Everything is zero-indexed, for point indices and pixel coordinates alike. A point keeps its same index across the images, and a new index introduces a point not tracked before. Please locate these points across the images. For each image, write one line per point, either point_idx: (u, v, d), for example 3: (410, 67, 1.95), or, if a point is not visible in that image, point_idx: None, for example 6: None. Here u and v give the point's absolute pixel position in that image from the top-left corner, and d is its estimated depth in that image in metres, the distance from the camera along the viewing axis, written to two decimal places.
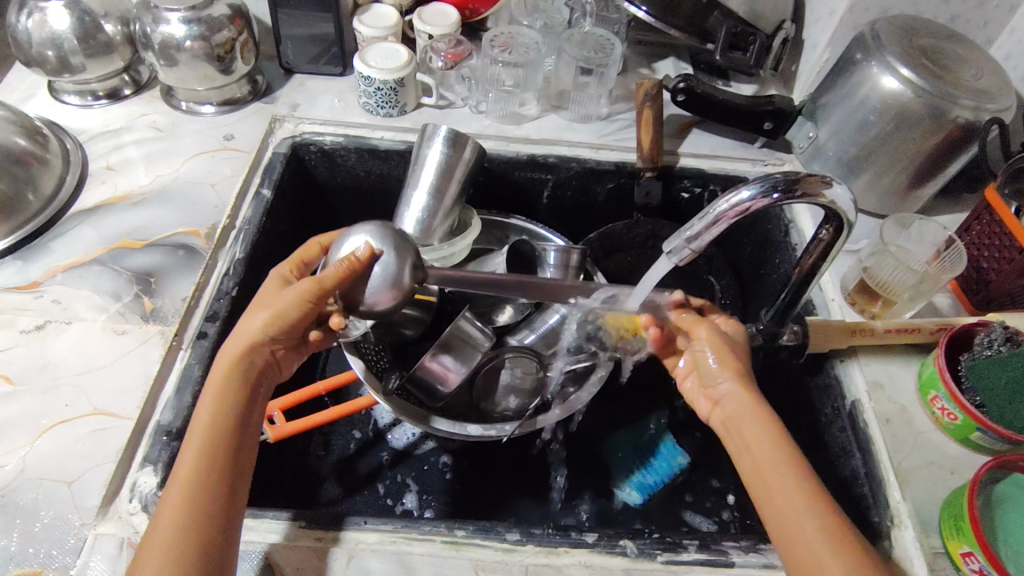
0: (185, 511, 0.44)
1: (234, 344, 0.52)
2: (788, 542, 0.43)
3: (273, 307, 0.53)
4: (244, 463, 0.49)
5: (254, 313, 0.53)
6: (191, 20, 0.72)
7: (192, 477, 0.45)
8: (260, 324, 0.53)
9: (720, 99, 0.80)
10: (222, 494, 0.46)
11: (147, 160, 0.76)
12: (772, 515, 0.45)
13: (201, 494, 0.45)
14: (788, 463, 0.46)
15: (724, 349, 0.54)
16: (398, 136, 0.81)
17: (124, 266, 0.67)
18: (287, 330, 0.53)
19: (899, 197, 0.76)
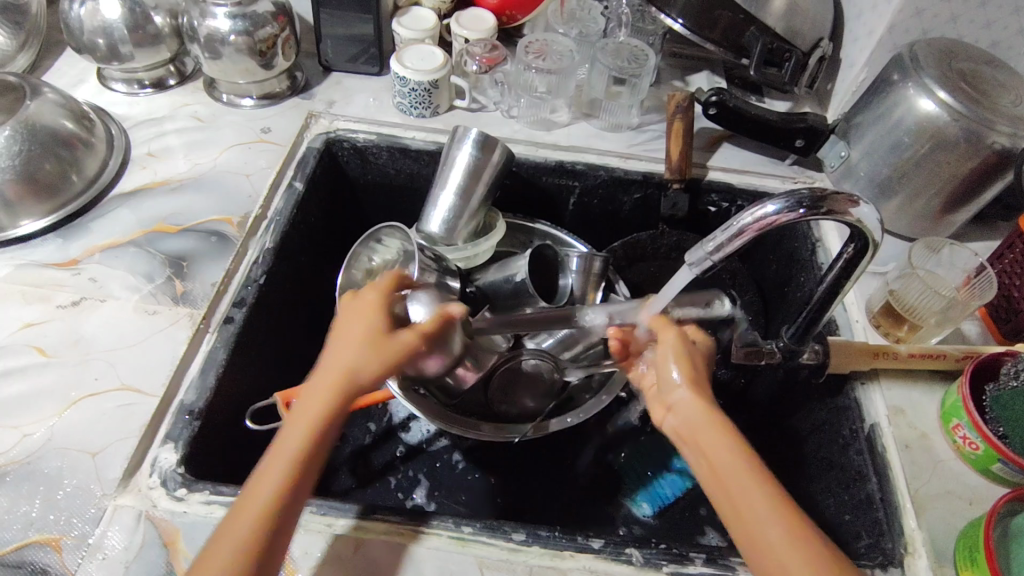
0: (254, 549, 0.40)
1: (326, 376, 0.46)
2: (761, 564, 0.40)
3: (385, 356, 0.47)
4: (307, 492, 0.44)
5: (354, 347, 0.47)
6: (236, 15, 0.74)
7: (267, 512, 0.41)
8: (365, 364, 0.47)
9: (752, 114, 0.79)
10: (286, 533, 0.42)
11: (187, 148, 0.78)
12: (745, 539, 0.41)
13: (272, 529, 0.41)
14: (755, 481, 0.42)
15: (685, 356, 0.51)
16: (430, 136, 0.82)
17: (158, 249, 0.69)
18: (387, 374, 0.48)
19: (931, 221, 0.75)
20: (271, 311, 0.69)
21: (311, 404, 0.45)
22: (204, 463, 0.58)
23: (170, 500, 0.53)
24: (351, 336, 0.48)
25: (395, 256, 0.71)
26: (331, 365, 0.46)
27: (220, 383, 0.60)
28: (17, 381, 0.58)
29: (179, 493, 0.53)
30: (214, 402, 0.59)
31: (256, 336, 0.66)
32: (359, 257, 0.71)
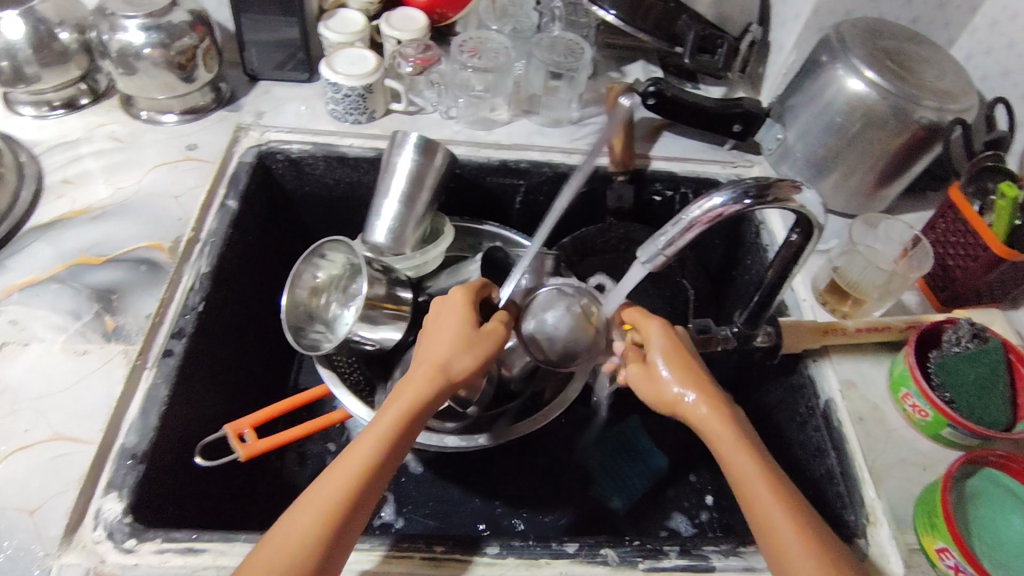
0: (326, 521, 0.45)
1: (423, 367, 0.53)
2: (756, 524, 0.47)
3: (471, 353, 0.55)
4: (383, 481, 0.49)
5: (447, 344, 0.55)
6: (150, 27, 0.70)
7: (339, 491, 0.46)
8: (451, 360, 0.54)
9: (689, 102, 0.80)
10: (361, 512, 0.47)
11: (107, 171, 0.74)
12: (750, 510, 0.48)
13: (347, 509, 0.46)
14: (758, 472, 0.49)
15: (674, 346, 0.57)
16: (367, 143, 0.79)
17: (84, 283, 0.64)
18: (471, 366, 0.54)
19: (868, 196, 0.77)
20: (214, 339, 0.66)
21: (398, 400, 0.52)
22: (153, 508, 0.55)
23: (119, 553, 0.50)
24: (452, 332, 0.55)
25: (342, 270, 0.70)
26: (431, 359, 0.54)
27: (163, 422, 0.57)
28: None
29: (128, 544, 0.50)
30: (159, 442, 0.56)
31: (199, 367, 0.63)
32: (303, 276, 0.68)
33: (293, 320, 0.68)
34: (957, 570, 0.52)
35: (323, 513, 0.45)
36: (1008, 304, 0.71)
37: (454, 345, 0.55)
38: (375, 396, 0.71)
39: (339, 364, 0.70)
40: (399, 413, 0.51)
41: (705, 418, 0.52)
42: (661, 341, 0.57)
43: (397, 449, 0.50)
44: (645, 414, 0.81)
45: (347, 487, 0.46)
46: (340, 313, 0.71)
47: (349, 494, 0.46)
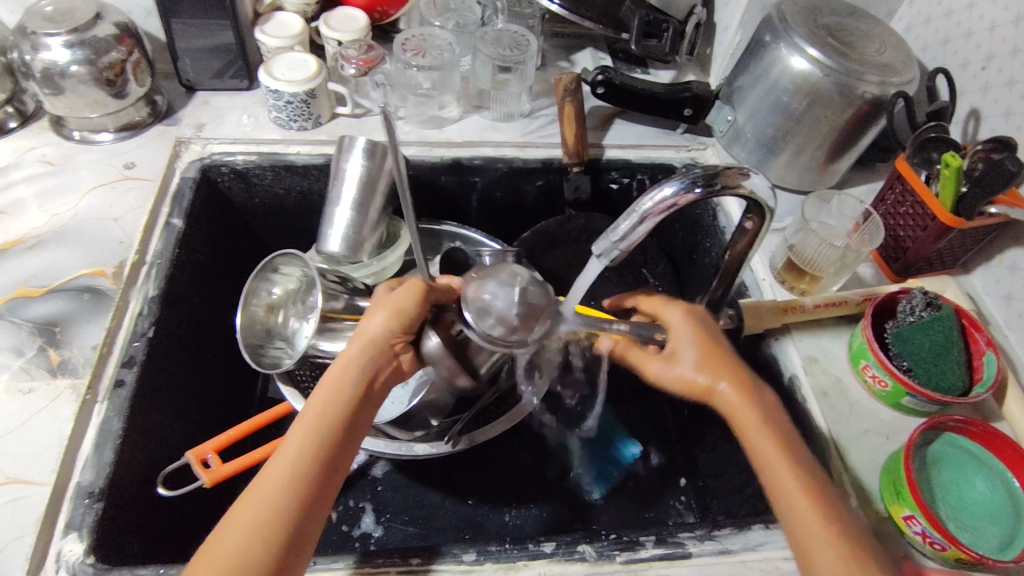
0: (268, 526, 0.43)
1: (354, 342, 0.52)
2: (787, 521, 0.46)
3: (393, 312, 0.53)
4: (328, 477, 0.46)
5: (374, 314, 0.54)
6: (74, 44, 0.67)
7: (275, 492, 0.44)
8: (381, 325, 0.53)
9: (639, 89, 0.80)
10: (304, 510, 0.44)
11: (42, 197, 0.70)
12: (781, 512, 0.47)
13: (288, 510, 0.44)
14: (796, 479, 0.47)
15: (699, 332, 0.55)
16: (315, 149, 0.78)
17: (23, 318, 0.61)
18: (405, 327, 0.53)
19: (819, 171, 0.78)
20: (168, 364, 0.64)
21: (325, 387, 0.50)
22: (115, 546, 0.53)
23: None
24: (380, 304, 0.54)
25: (298, 284, 0.68)
26: (359, 337, 0.53)
27: (119, 456, 0.55)
28: None
29: None
30: (116, 477, 0.54)
31: (154, 395, 0.61)
32: (258, 292, 0.67)
33: (251, 338, 0.66)
34: (924, 535, 0.53)
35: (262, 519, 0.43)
36: (958, 269, 0.73)
37: (374, 312, 0.54)
38: None
39: (303, 380, 0.68)
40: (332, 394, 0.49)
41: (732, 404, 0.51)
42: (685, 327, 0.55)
43: (334, 439, 0.47)
44: (618, 402, 0.81)
45: (294, 471, 0.45)
46: (298, 327, 0.68)
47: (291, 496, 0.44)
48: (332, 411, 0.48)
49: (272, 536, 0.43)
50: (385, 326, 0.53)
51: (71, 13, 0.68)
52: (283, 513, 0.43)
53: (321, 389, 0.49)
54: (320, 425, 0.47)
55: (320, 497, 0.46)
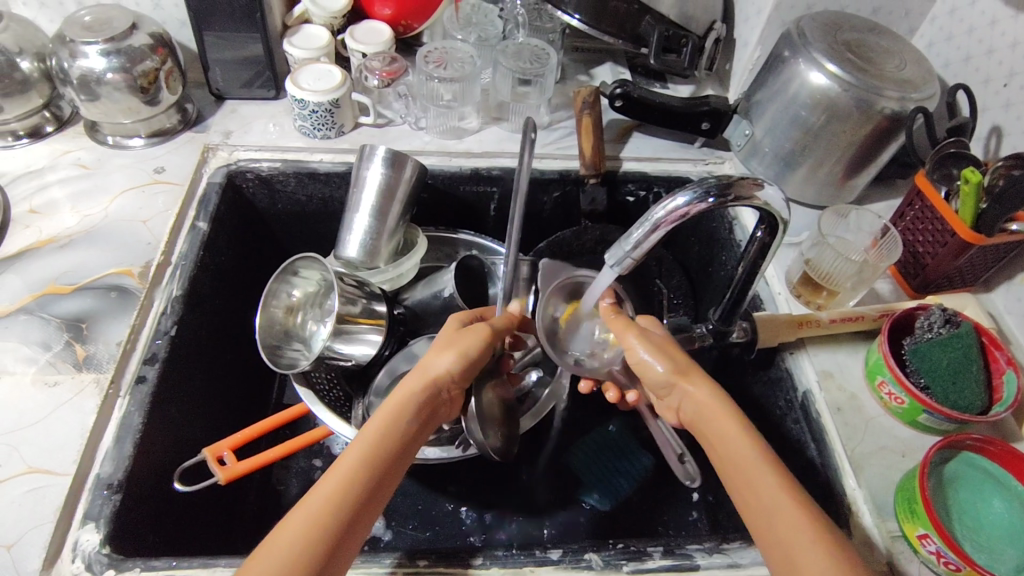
0: (318, 536, 0.42)
1: (415, 377, 0.52)
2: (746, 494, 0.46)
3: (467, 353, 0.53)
4: (376, 501, 0.46)
5: (440, 353, 0.53)
6: (111, 52, 0.69)
7: (328, 504, 0.43)
8: (448, 365, 0.52)
9: (656, 103, 0.80)
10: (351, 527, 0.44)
11: (75, 198, 0.73)
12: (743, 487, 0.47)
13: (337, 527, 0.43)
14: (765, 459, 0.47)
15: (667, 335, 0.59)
16: (338, 157, 0.79)
17: (53, 313, 0.63)
18: (467, 370, 0.53)
19: (837, 187, 0.78)
20: (188, 363, 0.65)
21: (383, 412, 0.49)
22: (131, 538, 0.54)
23: None
24: (448, 342, 0.54)
25: (317, 287, 0.70)
26: (422, 369, 0.53)
27: (139, 450, 0.56)
28: None
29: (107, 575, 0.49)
30: (135, 470, 0.55)
31: (174, 392, 0.62)
32: (278, 294, 0.69)
33: (270, 339, 0.68)
34: (939, 555, 0.52)
35: (313, 528, 0.42)
36: (979, 287, 0.72)
37: (440, 349, 0.54)
38: (353, 411, 0.71)
39: (317, 381, 0.69)
40: (390, 418, 0.49)
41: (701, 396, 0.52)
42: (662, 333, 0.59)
43: (389, 467, 0.47)
44: (632, 414, 0.81)
45: (351, 489, 0.44)
46: (317, 329, 0.70)
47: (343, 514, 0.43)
48: (391, 439, 0.48)
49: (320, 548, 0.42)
50: (452, 367, 0.52)
51: (108, 23, 0.71)
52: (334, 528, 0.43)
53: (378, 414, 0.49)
54: (379, 449, 0.47)
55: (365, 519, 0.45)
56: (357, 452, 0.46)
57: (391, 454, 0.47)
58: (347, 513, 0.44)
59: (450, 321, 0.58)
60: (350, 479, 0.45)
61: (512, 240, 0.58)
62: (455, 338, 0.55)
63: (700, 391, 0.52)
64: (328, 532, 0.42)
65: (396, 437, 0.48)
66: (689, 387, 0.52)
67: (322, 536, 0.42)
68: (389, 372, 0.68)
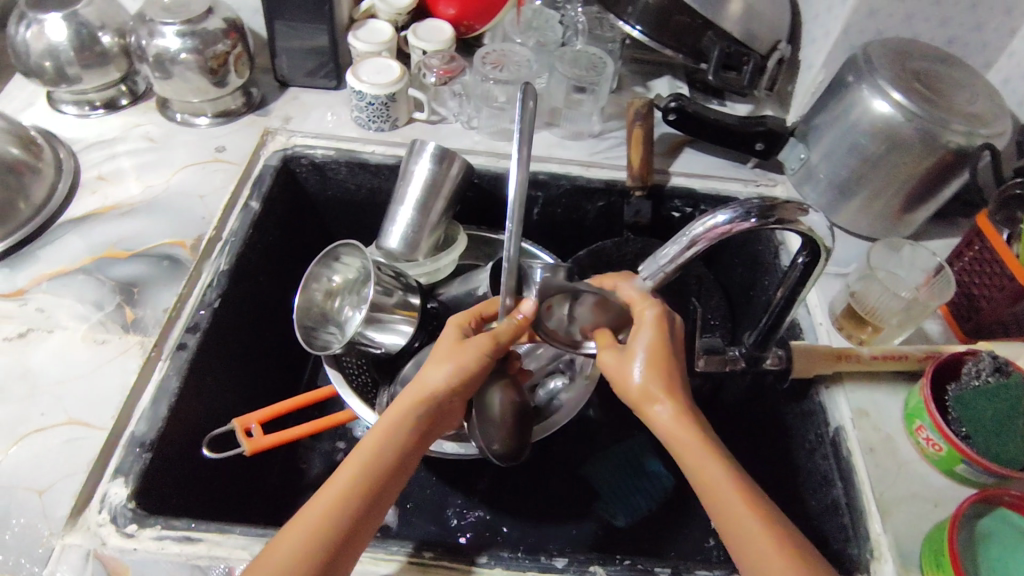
0: (309, 552, 0.44)
1: (412, 393, 0.52)
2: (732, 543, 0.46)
3: (462, 367, 0.52)
4: (372, 516, 0.48)
5: (436, 366, 0.53)
6: (185, 34, 0.73)
7: (319, 521, 0.45)
8: (444, 380, 0.52)
9: (710, 119, 0.79)
10: (346, 543, 0.46)
11: (140, 169, 0.77)
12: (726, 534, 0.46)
13: (328, 543, 0.45)
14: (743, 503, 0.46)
15: (660, 327, 0.51)
16: (389, 150, 0.81)
17: (108, 275, 0.67)
18: (465, 385, 0.53)
19: (893, 220, 0.75)
20: (228, 335, 0.68)
21: (381, 427, 0.51)
22: (157, 496, 0.56)
23: (120, 537, 0.51)
24: (444, 354, 0.53)
25: (356, 274, 0.72)
26: (419, 382, 0.52)
27: (173, 413, 0.59)
28: None
29: (130, 528, 0.51)
30: (167, 432, 0.58)
31: (212, 361, 0.65)
32: (319, 277, 0.70)
33: (305, 320, 0.70)
34: None
35: (305, 543, 0.44)
36: None
37: (437, 362, 0.53)
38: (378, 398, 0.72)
39: (348, 365, 0.71)
40: (386, 434, 0.50)
41: (667, 422, 0.49)
42: (654, 325, 0.51)
43: (387, 483, 0.49)
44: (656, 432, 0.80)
45: (345, 506, 0.46)
46: (352, 314, 0.71)
47: (335, 531, 0.45)
48: (386, 456, 0.49)
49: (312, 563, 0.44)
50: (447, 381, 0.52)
51: (186, 5, 0.75)
52: (326, 543, 0.45)
53: (376, 429, 0.50)
54: (375, 465, 0.49)
55: (361, 533, 0.47)
56: (353, 469, 0.48)
57: (387, 470, 0.49)
58: (335, 534, 0.45)
59: (449, 328, 0.57)
60: (343, 495, 0.47)
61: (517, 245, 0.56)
62: (452, 350, 0.54)
63: (665, 411, 0.49)
64: (319, 548, 0.45)
65: (391, 455, 0.49)
66: (659, 411, 0.49)
67: (313, 552, 0.44)
68: (417, 363, 0.68)
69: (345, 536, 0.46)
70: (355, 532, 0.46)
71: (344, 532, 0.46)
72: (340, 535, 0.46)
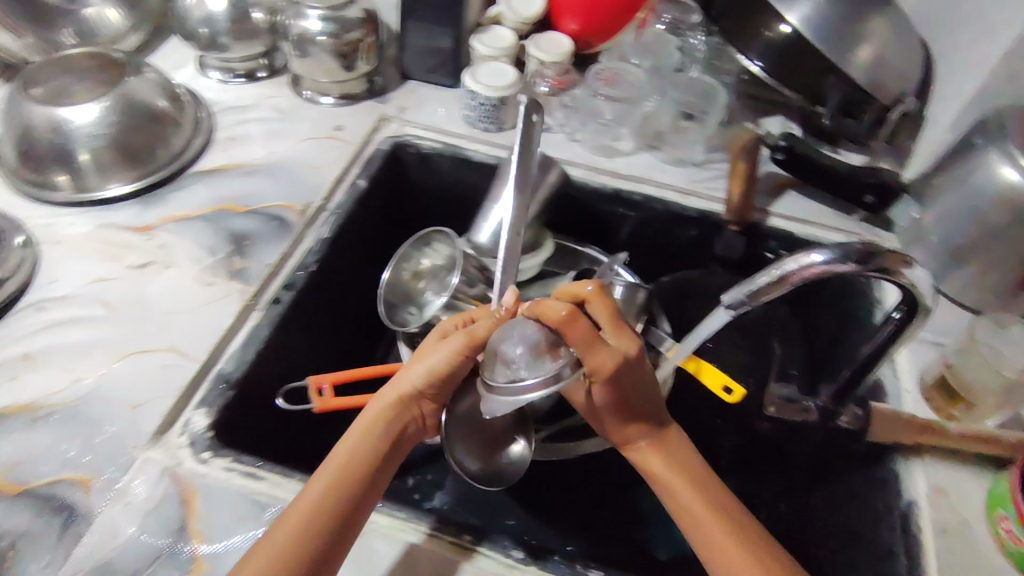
0: (308, 529, 0.48)
1: (390, 394, 0.59)
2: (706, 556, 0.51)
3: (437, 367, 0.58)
4: (364, 501, 0.52)
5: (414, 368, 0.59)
6: (327, 18, 0.79)
7: (314, 503, 0.50)
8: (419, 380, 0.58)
9: (821, 163, 0.77)
10: (341, 526, 0.50)
11: (265, 135, 0.83)
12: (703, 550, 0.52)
13: (325, 524, 0.49)
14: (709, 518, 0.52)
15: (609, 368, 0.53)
16: (492, 151, 0.84)
17: (222, 226, 0.73)
18: (441, 384, 0.59)
19: (1005, 295, 0.70)
20: (319, 299, 0.72)
21: (361, 425, 0.57)
22: (234, 433, 0.60)
23: (194, 461, 0.55)
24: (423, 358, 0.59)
25: (443, 262, 0.74)
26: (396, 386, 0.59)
27: (259, 359, 0.63)
28: (79, 329, 0.63)
29: (204, 456, 0.56)
30: (252, 374, 0.62)
31: (301, 321, 0.70)
32: (409, 258, 0.74)
33: (388, 297, 0.74)
34: None
35: (306, 521, 0.49)
36: None
37: (412, 368, 0.60)
38: None
39: None
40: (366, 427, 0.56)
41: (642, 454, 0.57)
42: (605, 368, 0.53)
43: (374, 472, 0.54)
44: None
45: (338, 490, 0.51)
46: (433, 299, 0.73)
47: (329, 513, 0.49)
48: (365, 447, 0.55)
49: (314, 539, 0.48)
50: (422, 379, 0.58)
51: None
52: (321, 522, 0.49)
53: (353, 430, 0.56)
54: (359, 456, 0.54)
55: (355, 517, 0.51)
56: (339, 460, 0.53)
57: (371, 459, 0.54)
58: (333, 511, 0.50)
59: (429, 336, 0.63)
60: (333, 480, 0.51)
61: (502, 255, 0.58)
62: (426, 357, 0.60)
63: (641, 442, 0.58)
64: (317, 524, 0.49)
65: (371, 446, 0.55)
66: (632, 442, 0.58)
67: (312, 529, 0.48)
68: None
69: (339, 518, 0.50)
70: (350, 514, 0.51)
71: (340, 515, 0.50)
72: (336, 514, 0.50)
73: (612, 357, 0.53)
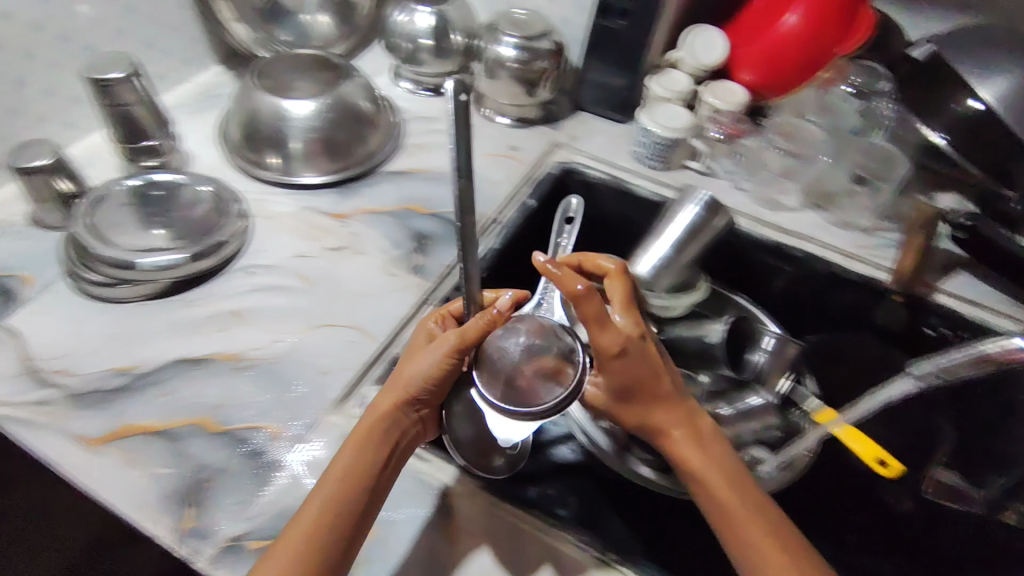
0: (308, 549, 0.46)
1: (387, 394, 0.54)
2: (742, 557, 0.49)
3: (433, 367, 0.53)
4: (366, 517, 0.49)
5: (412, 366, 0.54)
6: (521, 47, 0.86)
7: (314, 519, 0.47)
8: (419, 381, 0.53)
9: (1005, 247, 0.74)
10: (342, 545, 0.47)
11: (449, 147, 0.90)
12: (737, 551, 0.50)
13: (324, 542, 0.47)
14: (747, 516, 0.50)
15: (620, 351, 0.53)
16: (656, 188, 0.86)
17: (406, 224, 0.79)
18: (438, 386, 0.54)
19: None
20: None
21: (358, 430, 0.53)
22: None
23: None
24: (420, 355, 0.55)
25: None
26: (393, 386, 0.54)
27: None
28: (281, 296, 0.70)
29: None
30: None
31: None
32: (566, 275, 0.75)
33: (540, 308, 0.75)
34: None
35: (306, 538, 0.47)
36: None
37: (406, 365, 0.55)
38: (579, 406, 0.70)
39: None
40: (365, 432, 0.52)
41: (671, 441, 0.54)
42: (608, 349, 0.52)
43: (374, 483, 0.50)
44: None
45: (333, 506, 0.48)
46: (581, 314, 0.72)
47: (331, 530, 0.47)
48: (365, 454, 0.51)
49: (316, 560, 0.46)
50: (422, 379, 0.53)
51: (528, 25, 0.88)
52: (322, 543, 0.47)
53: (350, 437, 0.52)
54: (358, 469, 0.50)
55: (355, 531, 0.49)
56: (336, 475, 0.50)
57: (373, 469, 0.51)
58: (334, 529, 0.47)
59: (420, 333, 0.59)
60: (333, 495, 0.49)
61: (467, 263, 0.50)
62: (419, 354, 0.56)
63: (675, 432, 0.54)
64: (317, 544, 0.46)
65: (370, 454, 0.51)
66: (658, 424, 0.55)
67: (312, 550, 0.46)
68: None
69: (337, 535, 0.47)
70: (351, 532, 0.48)
71: (341, 532, 0.48)
72: (338, 534, 0.47)
73: (615, 337, 0.52)
